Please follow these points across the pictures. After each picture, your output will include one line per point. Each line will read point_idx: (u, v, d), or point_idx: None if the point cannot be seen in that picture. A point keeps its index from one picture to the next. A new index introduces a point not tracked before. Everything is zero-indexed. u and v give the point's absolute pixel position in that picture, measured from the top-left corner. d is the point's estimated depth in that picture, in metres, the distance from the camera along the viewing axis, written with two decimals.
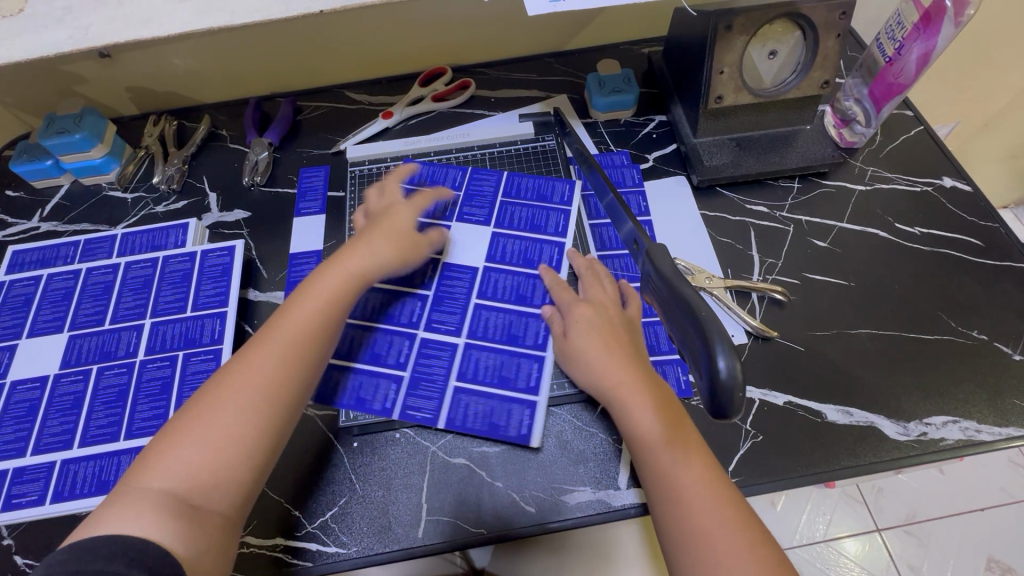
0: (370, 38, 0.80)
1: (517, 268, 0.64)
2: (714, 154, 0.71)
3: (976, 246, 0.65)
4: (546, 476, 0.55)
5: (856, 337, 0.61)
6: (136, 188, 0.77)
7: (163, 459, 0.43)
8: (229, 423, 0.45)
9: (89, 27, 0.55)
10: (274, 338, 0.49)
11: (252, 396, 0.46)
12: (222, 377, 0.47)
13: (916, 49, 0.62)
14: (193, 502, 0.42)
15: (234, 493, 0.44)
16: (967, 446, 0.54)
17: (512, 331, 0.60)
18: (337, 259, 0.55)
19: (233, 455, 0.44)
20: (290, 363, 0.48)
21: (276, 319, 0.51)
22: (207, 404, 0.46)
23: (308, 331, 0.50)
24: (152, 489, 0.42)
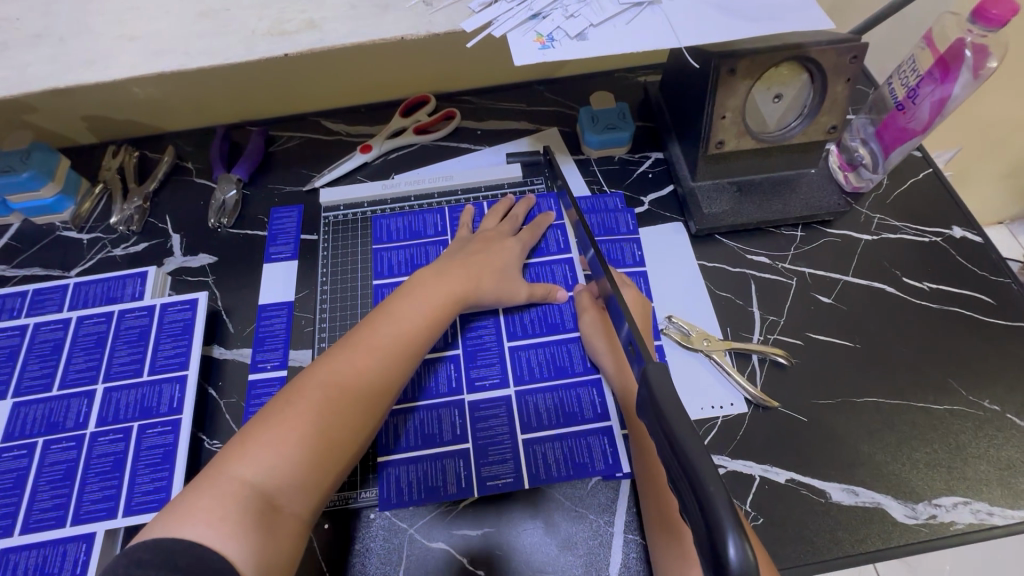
0: (346, 65, 0.75)
1: (543, 338, 0.60)
2: (713, 201, 0.67)
3: (987, 304, 0.62)
4: (531, 565, 0.50)
5: (861, 406, 0.57)
6: (92, 228, 0.71)
7: (258, 445, 0.43)
8: (327, 415, 0.45)
9: (25, 67, 0.47)
10: (378, 337, 0.51)
11: (354, 392, 0.47)
12: (325, 368, 0.48)
13: (929, 96, 0.58)
14: (276, 503, 0.42)
15: (313, 501, 0.44)
16: (977, 531, 0.51)
17: (567, 409, 0.56)
18: (434, 271, 0.58)
19: (322, 454, 0.44)
20: (391, 366, 0.50)
21: (378, 319, 0.52)
22: (312, 388, 0.46)
23: (414, 340, 0.52)
24: (242, 479, 0.41)
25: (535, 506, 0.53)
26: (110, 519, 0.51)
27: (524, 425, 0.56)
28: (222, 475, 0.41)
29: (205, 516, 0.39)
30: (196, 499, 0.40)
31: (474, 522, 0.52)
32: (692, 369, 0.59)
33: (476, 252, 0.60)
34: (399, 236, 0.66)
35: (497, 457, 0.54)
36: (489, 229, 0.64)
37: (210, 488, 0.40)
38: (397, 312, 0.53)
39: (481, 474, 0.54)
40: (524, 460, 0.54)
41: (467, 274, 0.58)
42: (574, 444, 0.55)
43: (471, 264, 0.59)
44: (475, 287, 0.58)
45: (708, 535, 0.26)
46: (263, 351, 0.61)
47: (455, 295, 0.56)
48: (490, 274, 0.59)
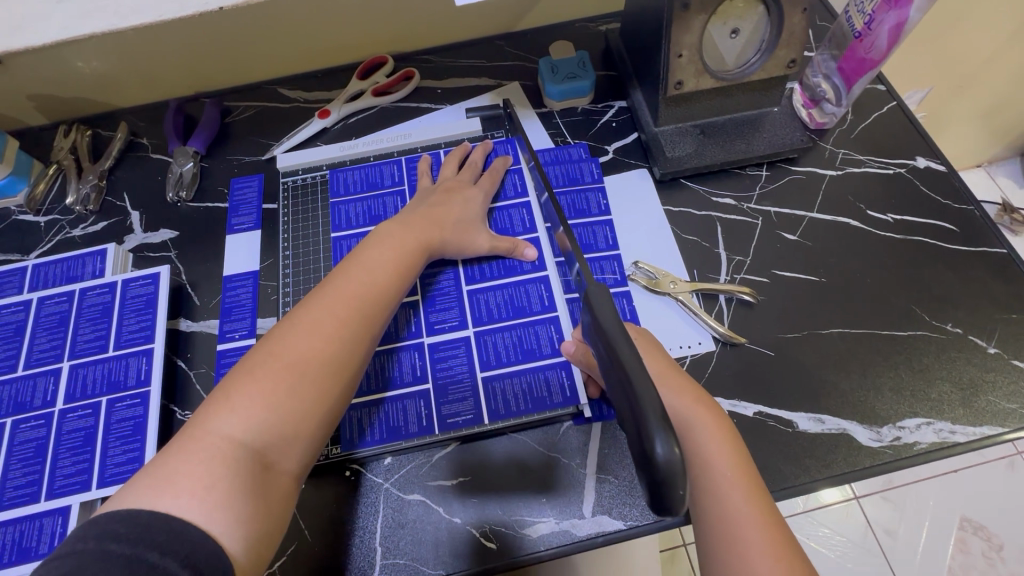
0: (298, 28, 0.73)
1: (504, 280, 0.59)
2: (676, 144, 0.66)
3: (950, 231, 0.62)
4: (506, 507, 0.51)
5: (827, 338, 0.58)
6: (50, 210, 0.70)
7: (244, 400, 0.41)
8: (313, 365, 0.44)
9: None
10: (354, 286, 0.49)
11: (338, 341, 0.46)
12: (301, 318, 0.46)
13: (888, 21, 0.56)
14: (268, 460, 0.41)
15: (304, 454, 0.43)
16: (940, 448, 0.52)
17: (526, 346, 0.56)
18: (404, 224, 0.56)
19: (314, 405, 0.43)
20: (372, 311, 0.49)
21: (351, 268, 0.51)
22: (291, 340, 0.44)
23: (392, 284, 0.51)
24: (229, 437, 0.40)
25: (504, 453, 0.54)
26: (85, 491, 0.51)
27: (483, 363, 0.56)
28: (202, 436, 0.39)
29: (186, 487, 0.37)
30: (179, 465, 0.38)
31: (448, 473, 0.53)
32: (660, 312, 0.60)
33: (438, 202, 0.59)
34: (353, 187, 0.65)
35: (459, 393, 0.55)
36: (448, 179, 0.63)
37: (192, 448, 0.39)
38: (367, 260, 0.52)
39: (443, 413, 0.54)
40: (484, 396, 0.54)
41: (436, 227, 0.57)
42: (534, 379, 0.55)
43: (436, 216, 0.57)
44: (441, 235, 0.57)
45: (642, 441, 0.30)
46: (230, 321, 0.61)
47: (423, 242, 0.55)
48: (455, 222, 0.58)
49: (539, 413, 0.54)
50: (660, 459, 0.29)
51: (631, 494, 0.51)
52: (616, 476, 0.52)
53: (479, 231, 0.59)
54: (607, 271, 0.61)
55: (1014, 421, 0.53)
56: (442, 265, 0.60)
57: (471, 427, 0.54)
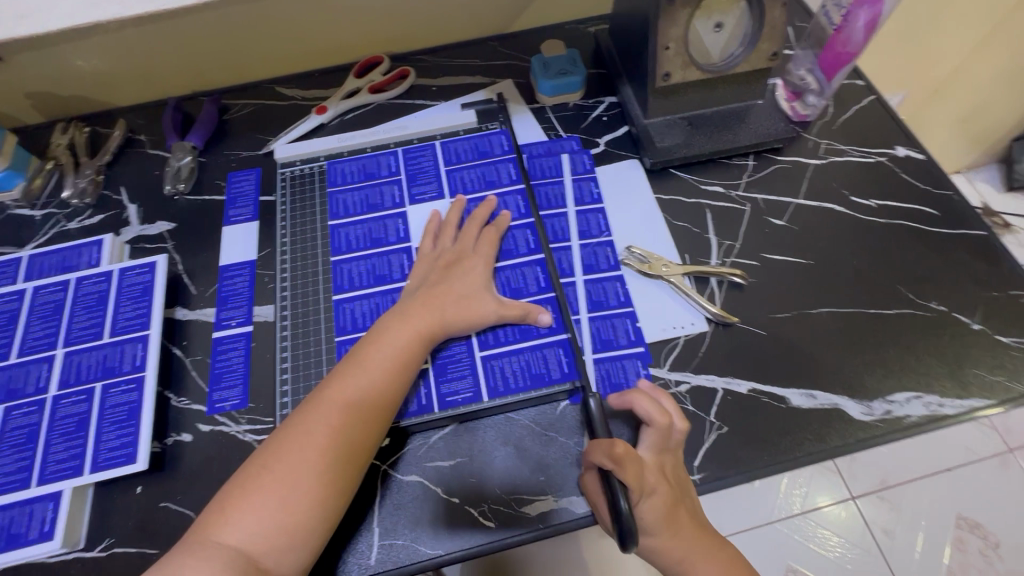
0: (295, 28, 0.74)
1: (501, 263, 0.60)
2: (665, 135, 0.68)
3: (933, 216, 0.64)
4: (504, 487, 0.51)
5: (816, 317, 0.59)
6: (46, 203, 0.70)
7: (242, 506, 0.43)
8: (303, 487, 0.44)
9: None
10: (349, 386, 0.48)
11: (331, 484, 0.45)
12: (301, 419, 0.47)
13: (863, 15, 0.59)
14: (263, 565, 0.42)
15: (299, 559, 0.43)
16: (931, 421, 0.53)
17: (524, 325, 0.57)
18: (406, 313, 0.53)
19: (305, 518, 0.44)
20: (364, 416, 0.47)
21: (349, 365, 0.50)
22: (287, 444, 0.46)
23: (388, 384, 0.49)
24: (229, 545, 0.42)
25: (503, 435, 0.54)
26: (77, 476, 0.50)
27: (482, 343, 0.56)
28: (209, 540, 0.42)
29: None
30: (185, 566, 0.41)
31: (446, 454, 0.53)
32: (654, 295, 0.61)
33: (439, 283, 0.56)
34: (351, 176, 0.67)
35: (458, 370, 0.55)
36: (447, 250, 0.59)
37: (198, 552, 0.42)
38: (367, 356, 0.50)
39: (442, 391, 0.54)
40: (483, 374, 0.55)
41: (437, 305, 0.54)
42: (532, 357, 0.55)
43: (435, 297, 0.54)
44: (446, 318, 0.53)
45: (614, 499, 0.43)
46: (227, 308, 0.61)
47: (422, 328, 0.52)
48: (458, 301, 0.54)
49: (536, 390, 0.54)
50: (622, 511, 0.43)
51: None
52: None
53: (484, 303, 0.55)
54: (600, 257, 0.62)
55: (1000, 393, 0.54)
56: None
57: (469, 404, 0.54)
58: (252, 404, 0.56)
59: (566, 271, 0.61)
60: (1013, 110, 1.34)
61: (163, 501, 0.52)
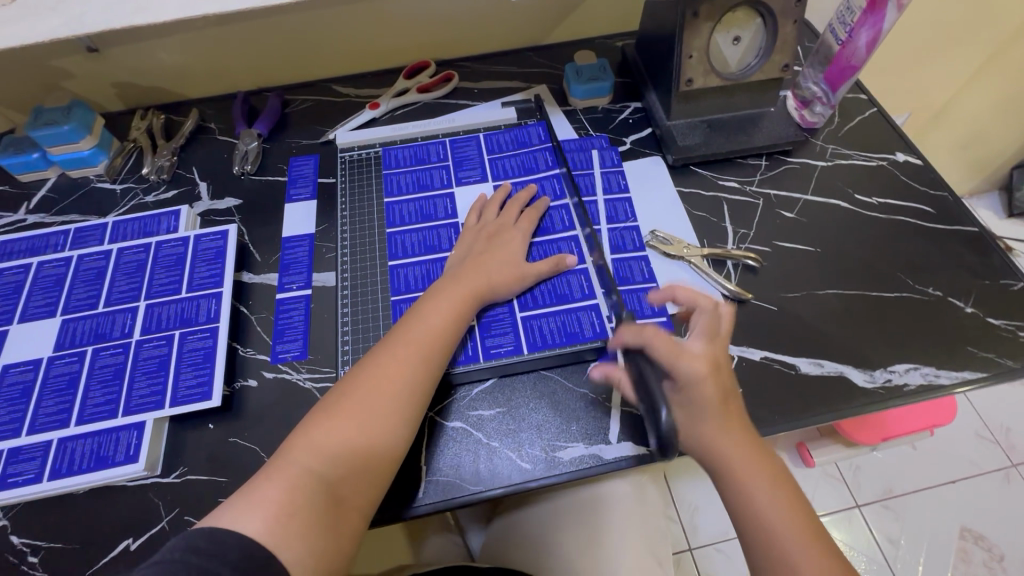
0: (355, 33, 0.83)
1: (539, 237, 0.67)
2: (687, 135, 0.76)
3: (929, 213, 0.71)
4: (540, 435, 0.57)
5: (824, 297, 0.65)
6: (125, 179, 0.78)
7: (317, 438, 0.47)
8: (376, 423, 0.49)
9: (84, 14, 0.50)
10: (411, 339, 0.54)
11: (400, 420, 0.50)
12: (368, 365, 0.52)
13: (864, 34, 0.67)
14: (342, 493, 0.46)
15: (368, 486, 0.48)
16: (928, 389, 0.59)
17: (560, 291, 0.63)
18: (458, 278, 0.60)
19: (373, 450, 0.48)
20: (425, 363, 0.53)
21: (409, 321, 0.56)
22: (357, 388, 0.50)
23: (445, 336, 0.55)
24: (306, 472, 0.46)
25: (539, 389, 0.59)
26: (158, 409, 0.56)
27: (522, 305, 0.63)
28: (287, 467, 0.46)
29: (273, 504, 0.43)
30: (267, 490, 0.44)
31: (486, 403, 0.59)
32: (676, 273, 0.67)
33: (485, 251, 0.63)
34: (403, 161, 0.74)
35: (500, 327, 0.61)
36: (492, 221, 0.66)
37: (279, 477, 0.45)
38: (424, 312, 0.57)
39: (487, 344, 0.60)
40: (522, 332, 0.61)
41: (485, 270, 0.60)
42: (567, 318, 0.62)
43: (482, 263, 0.61)
44: (492, 281, 0.60)
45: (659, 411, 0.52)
46: (289, 274, 0.68)
47: (475, 291, 0.59)
48: (503, 268, 0.61)
49: (571, 347, 0.60)
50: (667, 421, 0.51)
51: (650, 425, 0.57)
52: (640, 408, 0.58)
53: (526, 268, 0.62)
54: (627, 237, 0.69)
55: (992, 368, 0.60)
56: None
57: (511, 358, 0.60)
58: (312, 355, 0.62)
59: (597, 250, 0.67)
60: (1012, 138, 1.42)
61: (231, 437, 0.57)
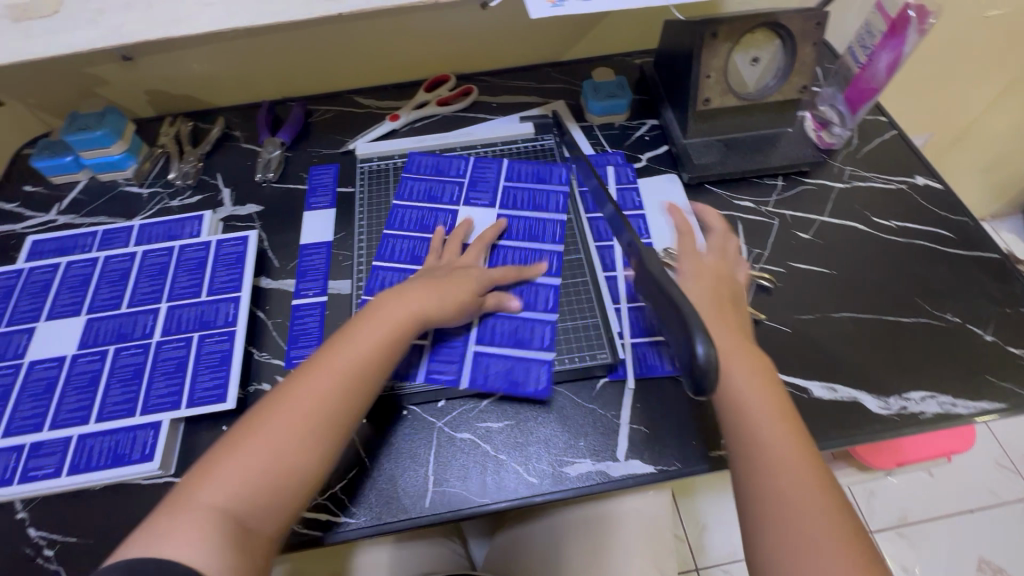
0: (379, 48, 0.85)
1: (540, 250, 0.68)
2: (703, 154, 0.76)
3: (948, 238, 0.70)
4: (548, 450, 0.57)
5: (838, 320, 0.64)
6: (152, 183, 0.80)
7: (226, 470, 0.45)
8: (290, 450, 0.46)
9: (120, 28, 0.53)
10: (338, 362, 0.51)
11: (317, 448, 0.47)
12: (291, 389, 0.49)
13: (884, 57, 0.67)
14: (247, 523, 0.43)
15: (284, 517, 0.45)
16: (944, 418, 0.57)
17: (568, 305, 0.64)
18: (401, 297, 0.56)
19: (288, 480, 0.46)
20: (354, 388, 0.50)
21: (342, 341, 0.53)
22: (273, 412, 0.48)
23: (379, 359, 0.52)
24: (212, 505, 0.43)
25: (548, 404, 0.60)
26: (175, 410, 0.58)
27: (532, 319, 0.63)
28: (193, 500, 0.43)
29: (183, 537, 0.41)
30: (170, 526, 0.41)
31: (495, 416, 0.59)
32: None
33: (443, 276, 0.60)
34: (422, 173, 0.76)
35: (449, 354, 0.60)
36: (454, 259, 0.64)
37: (182, 511, 0.42)
38: (359, 331, 0.53)
39: (431, 370, 0.59)
40: (530, 346, 0.61)
41: (432, 290, 0.57)
42: (576, 333, 0.62)
43: (432, 283, 0.58)
44: (439, 302, 0.57)
45: (690, 338, 0.41)
46: (305, 281, 0.69)
47: (416, 311, 0.56)
48: (452, 289, 0.58)
49: (580, 362, 0.60)
50: (701, 357, 0.40)
51: (658, 446, 0.57)
52: (649, 428, 0.58)
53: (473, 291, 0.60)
54: None
55: (1011, 399, 0.58)
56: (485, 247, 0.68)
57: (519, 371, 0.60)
58: None
59: (609, 265, 0.67)
60: None
61: None
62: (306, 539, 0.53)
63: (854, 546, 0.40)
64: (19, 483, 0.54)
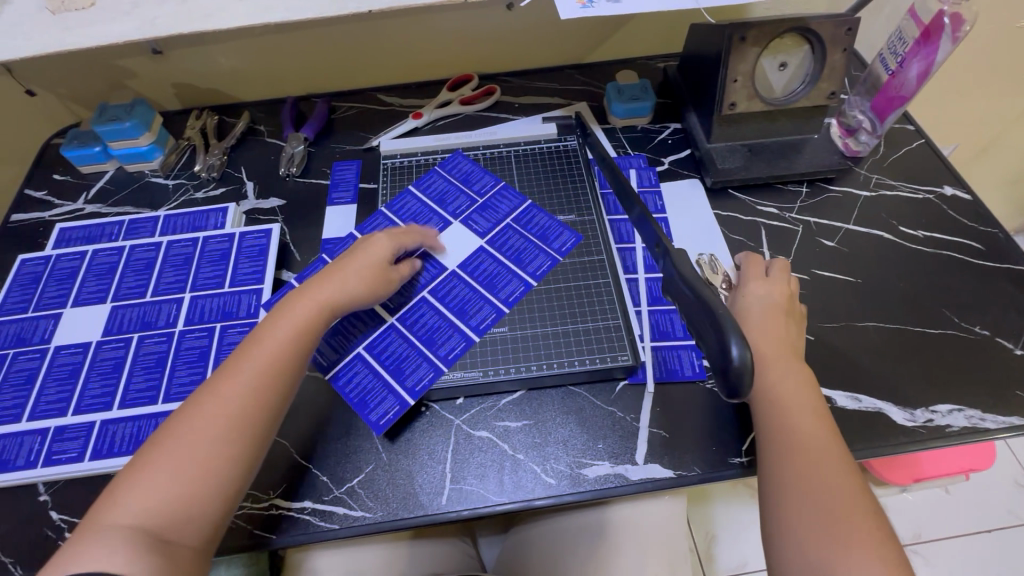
0: (403, 46, 0.86)
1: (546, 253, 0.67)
2: (727, 158, 0.75)
3: (977, 249, 0.69)
4: (567, 451, 0.57)
5: (863, 330, 0.63)
6: (178, 175, 0.81)
7: (135, 486, 0.43)
8: (203, 457, 0.45)
9: (156, 20, 0.53)
10: (247, 363, 0.50)
11: (233, 449, 0.46)
12: (201, 397, 0.48)
13: (916, 65, 0.66)
14: (166, 536, 0.42)
15: (207, 523, 0.44)
16: (972, 432, 0.56)
17: (587, 307, 0.63)
18: (300, 293, 0.56)
19: (208, 486, 0.44)
20: (263, 386, 0.49)
21: (248, 343, 0.52)
22: (181, 422, 0.46)
23: (290, 355, 0.51)
24: (123, 523, 0.41)
25: (567, 405, 0.59)
26: None
27: (550, 320, 0.63)
28: (103, 522, 0.41)
29: (99, 554, 0.39)
30: (84, 548, 0.40)
31: (513, 415, 0.59)
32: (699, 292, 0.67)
33: (347, 258, 0.59)
34: (449, 169, 0.76)
35: (442, 335, 0.61)
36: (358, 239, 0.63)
37: (96, 532, 0.41)
38: (263, 334, 0.52)
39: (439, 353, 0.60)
40: (547, 346, 0.61)
41: (333, 282, 0.56)
42: (596, 337, 0.61)
43: (333, 274, 0.57)
44: (346, 292, 0.56)
45: (723, 340, 0.42)
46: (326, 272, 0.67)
47: (309, 305, 0.54)
48: (340, 279, 0.57)
49: (600, 366, 0.59)
50: (736, 359, 0.41)
51: (678, 451, 0.56)
52: (669, 432, 0.57)
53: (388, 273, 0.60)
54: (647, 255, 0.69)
55: None
56: (505, 253, 0.68)
57: (536, 372, 0.59)
58: None
59: (630, 268, 0.68)
60: None
61: None
62: (322, 532, 0.53)
63: (870, 524, 0.43)
64: (43, 466, 0.55)
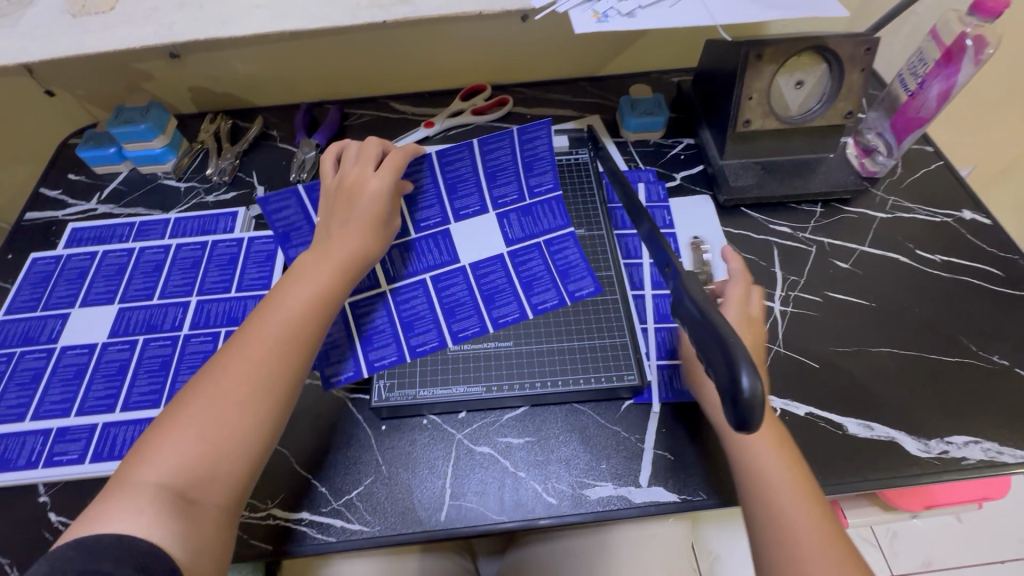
0: (417, 55, 0.86)
1: (554, 273, 0.65)
2: (740, 176, 0.74)
3: (997, 276, 0.67)
4: (569, 469, 0.56)
5: (877, 356, 0.62)
6: (190, 178, 0.82)
7: (159, 446, 0.42)
8: (225, 419, 0.43)
9: (173, 26, 0.54)
10: (268, 329, 0.48)
11: (259, 411, 0.45)
12: (226, 357, 0.47)
13: (936, 86, 0.64)
14: (190, 494, 0.40)
15: (231, 486, 0.43)
16: (988, 466, 0.55)
17: (591, 325, 0.62)
18: (322, 253, 0.54)
19: (230, 445, 0.43)
20: (290, 346, 0.48)
21: (271, 306, 0.51)
22: (207, 379, 0.45)
23: (316, 317, 0.51)
24: (150, 480, 0.40)
25: (570, 422, 0.58)
26: None
27: (551, 338, 0.62)
28: (127, 480, 0.40)
29: (124, 511, 0.38)
30: (106, 507, 0.38)
31: (515, 432, 0.58)
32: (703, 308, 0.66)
33: (347, 203, 0.56)
34: None
35: (421, 325, 0.62)
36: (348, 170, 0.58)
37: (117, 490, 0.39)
38: (284, 296, 0.51)
39: (410, 343, 0.61)
40: (547, 366, 0.60)
41: (350, 237, 0.55)
42: (599, 356, 0.60)
43: (347, 228, 0.55)
44: (362, 248, 0.55)
45: (734, 369, 0.40)
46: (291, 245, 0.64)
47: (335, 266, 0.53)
48: (355, 231, 0.56)
49: (601, 388, 0.58)
50: (746, 391, 0.40)
51: (683, 476, 0.55)
52: (674, 454, 0.56)
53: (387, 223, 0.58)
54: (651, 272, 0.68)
55: None
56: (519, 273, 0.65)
57: (536, 391, 0.58)
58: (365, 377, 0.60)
59: (636, 284, 0.67)
60: None
61: None
62: (319, 544, 0.52)
63: None
64: (44, 467, 0.55)
